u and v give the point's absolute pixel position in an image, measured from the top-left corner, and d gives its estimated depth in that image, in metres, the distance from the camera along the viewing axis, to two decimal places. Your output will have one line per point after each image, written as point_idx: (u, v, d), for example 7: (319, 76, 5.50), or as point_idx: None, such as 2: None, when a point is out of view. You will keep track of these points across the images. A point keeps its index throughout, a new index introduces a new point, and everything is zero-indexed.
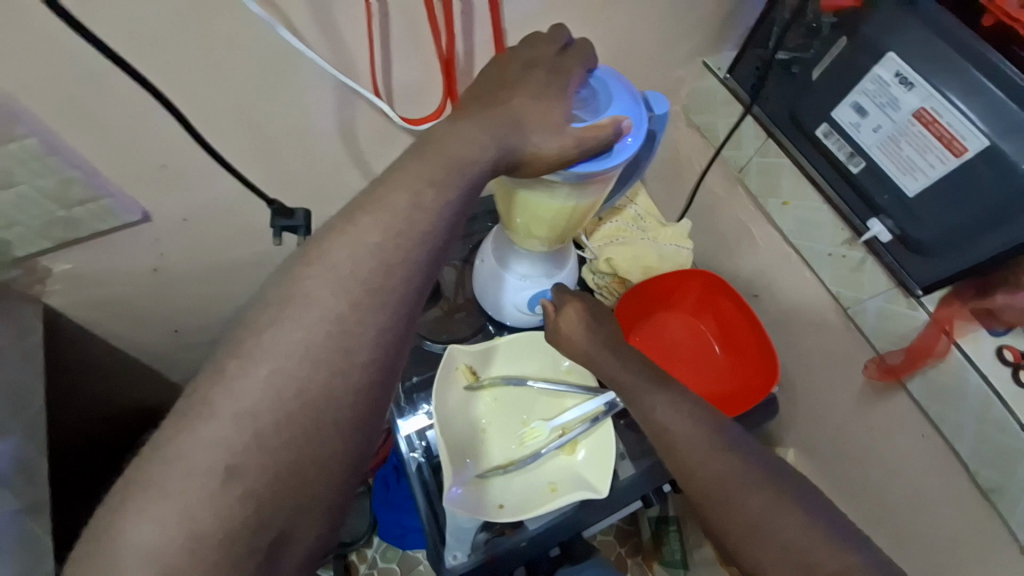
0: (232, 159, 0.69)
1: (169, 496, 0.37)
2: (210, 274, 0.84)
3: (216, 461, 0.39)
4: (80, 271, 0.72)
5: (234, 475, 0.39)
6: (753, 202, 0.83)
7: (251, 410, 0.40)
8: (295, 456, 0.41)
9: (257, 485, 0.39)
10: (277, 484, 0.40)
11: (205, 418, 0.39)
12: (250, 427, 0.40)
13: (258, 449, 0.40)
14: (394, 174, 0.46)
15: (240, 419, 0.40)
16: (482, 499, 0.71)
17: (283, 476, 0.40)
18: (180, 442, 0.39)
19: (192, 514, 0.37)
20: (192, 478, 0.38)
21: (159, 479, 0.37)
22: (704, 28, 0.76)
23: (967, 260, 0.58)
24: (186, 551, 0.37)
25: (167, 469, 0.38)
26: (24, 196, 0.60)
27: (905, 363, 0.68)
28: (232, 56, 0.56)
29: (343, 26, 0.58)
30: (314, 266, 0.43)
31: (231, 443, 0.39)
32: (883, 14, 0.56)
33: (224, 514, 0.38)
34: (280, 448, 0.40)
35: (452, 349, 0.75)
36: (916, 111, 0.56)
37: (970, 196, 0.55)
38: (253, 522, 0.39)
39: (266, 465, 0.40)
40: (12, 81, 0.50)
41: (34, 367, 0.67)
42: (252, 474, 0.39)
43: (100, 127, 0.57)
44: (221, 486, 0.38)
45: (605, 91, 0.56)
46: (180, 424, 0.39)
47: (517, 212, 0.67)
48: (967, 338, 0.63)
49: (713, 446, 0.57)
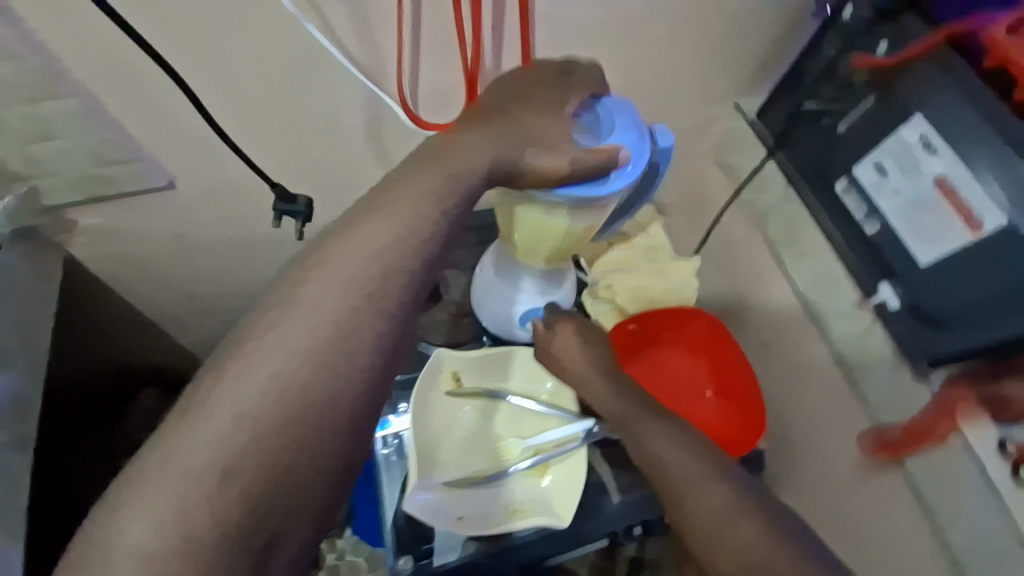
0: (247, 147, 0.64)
1: (168, 493, 0.35)
2: (230, 246, 0.79)
3: (206, 463, 0.36)
4: (106, 227, 0.70)
5: (230, 476, 0.36)
6: (768, 246, 0.77)
7: (252, 411, 0.37)
8: (295, 456, 0.38)
9: (252, 487, 0.37)
10: (274, 484, 0.37)
11: (202, 420, 0.37)
12: (248, 428, 0.37)
13: (254, 452, 0.37)
14: (395, 187, 0.41)
15: (240, 420, 0.37)
16: (440, 510, 0.59)
17: (282, 473, 0.38)
18: (181, 438, 0.36)
19: (186, 512, 0.35)
20: (186, 478, 0.35)
21: (158, 478, 0.35)
22: (741, 69, 0.73)
23: (983, 337, 0.53)
24: (182, 548, 0.34)
25: (168, 463, 0.36)
26: (63, 150, 0.57)
27: (907, 439, 0.62)
28: (268, 44, 0.53)
29: (377, 30, 0.54)
30: (315, 271, 0.40)
31: (228, 443, 0.36)
32: (918, 75, 0.53)
33: (217, 508, 0.36)
34: (281, 449, 0.38)
35: (440, 352, 0.65)
36: (937, 178, 0.54)
37: (992, 272, 0.51)
38: (248, 523, 0.36)
39: (263, 465, 0.37)
40: (62, 47, 0.48)
41: (42, 314, 0.65)
42: (249, 476, 0.37)
43: (140, 98, 0.54)
44: (218, 484, 0.36)
45: (608, 122, 0.44)
46: (181, 417, 0.37)
47: (516, 227, 0.53)
48: (973, 429, 0.58)
49: (721, 480, 0.49)
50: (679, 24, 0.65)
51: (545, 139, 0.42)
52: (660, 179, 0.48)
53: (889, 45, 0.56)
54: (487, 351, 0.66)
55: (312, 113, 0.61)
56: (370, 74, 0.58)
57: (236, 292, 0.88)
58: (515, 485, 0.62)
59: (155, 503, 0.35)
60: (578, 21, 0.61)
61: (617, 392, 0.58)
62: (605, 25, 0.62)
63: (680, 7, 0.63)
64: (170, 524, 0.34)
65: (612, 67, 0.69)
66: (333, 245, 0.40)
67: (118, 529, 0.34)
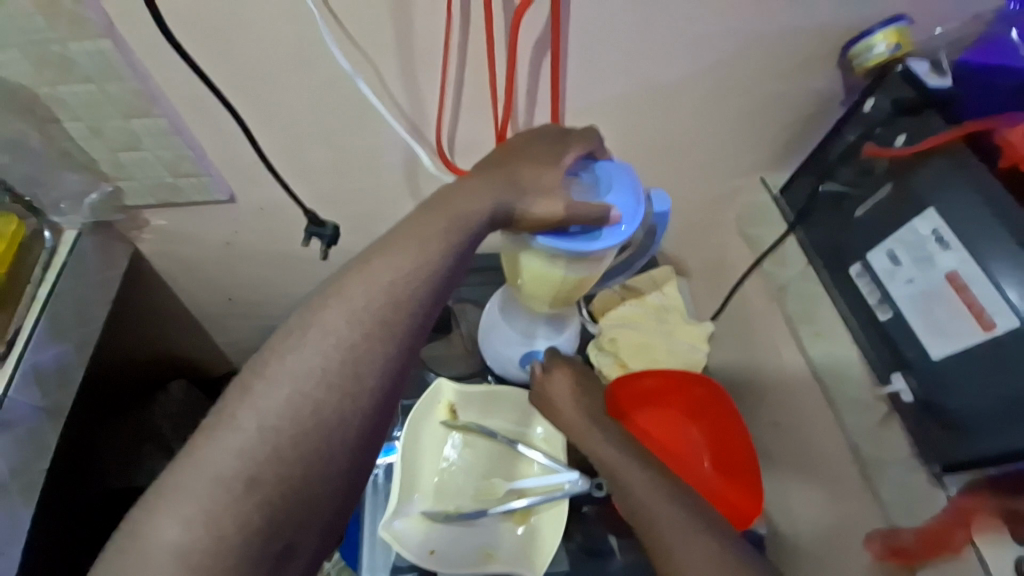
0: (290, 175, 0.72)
1: (198, 497, 0.36)
2: (272, 260, 0.87)
3: (233, 471, 0.37)
4: (169, 229, 0.78)
5: (254, 483, 0.37)
6: (786, 323, 0.76)
7: (274, 425, 0.38)
8: (310, 469, 0.39)
9: (272, 496, 0.38)
10: (294, 493, 0.39)
11: (228, 431, 0.38)
12: (271, 441, 0.38)
13: (275, 463, 0.38)
14: (412, 222, 0.44)
15: (264, 431, 0.38)
16: (414, 539, 0.59)
17: (299, 483, 0.39)
18: (209, 447, 0.38)
19: (216, 517, 0.36)
20: (215, 484, 0.37)
21: (189, 483, 0.37)
22: (769, 148, 0.76)
23: (998, 444, 0.50)
24: (211, 547, 0.36)
25: (193, 469, 0.37)
26: (145, 160, 0.66)
27: (919, 546, 0.57)
28: (327, 90, 0.61)
29: (423, 85, 0.61)
30: (332, 299, 0.41)
31: (251, 453, 0.38)
32: (934, 172, 0.55)
33: (241, 514, 0.37)
34: (297, 461, 0.39)
35: (440, 380, 0.68)
36: (949, 273, 0.54)
37: (1004, 374, 0.49)
38: (266, 529, 0.38)
39: (283, 475, 0.38)
40: (160, 76, 0.57)
41: (99, 296, 0.72)
42: (270, 483, 0.38)
43: (214, 125, 0.63)
44: (242, 491, 0.37)
45: (606, 182, 0.47)
46: (207, 428, 0.39)
47: (521, 272, 0.56)
48: (990, 542, 0.53)
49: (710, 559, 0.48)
50: (705, 100, 0.69)
51: (542, 187, 0.46)
52: (659, 237, 0.55)
53: (908, 137, 0.57)
54: (487, 388, 0.68)
55: (357, 149, 0.69)
56: (412, 124, 0.66)
57: (273, 301, 0.95)
58: (492, 526, 0.62)
59: (184, 503, 0.36)
60: (605, 92, 0.66)
61: (608, 440, 0.59)
62: (629, 97, 0.67)
63: (706, 86, 0.67)
64: (202, 522, 0.36)
65: (635, 135, 0.73)
66: (350, 276, 0.42)
67: (152, 526, 0.36)
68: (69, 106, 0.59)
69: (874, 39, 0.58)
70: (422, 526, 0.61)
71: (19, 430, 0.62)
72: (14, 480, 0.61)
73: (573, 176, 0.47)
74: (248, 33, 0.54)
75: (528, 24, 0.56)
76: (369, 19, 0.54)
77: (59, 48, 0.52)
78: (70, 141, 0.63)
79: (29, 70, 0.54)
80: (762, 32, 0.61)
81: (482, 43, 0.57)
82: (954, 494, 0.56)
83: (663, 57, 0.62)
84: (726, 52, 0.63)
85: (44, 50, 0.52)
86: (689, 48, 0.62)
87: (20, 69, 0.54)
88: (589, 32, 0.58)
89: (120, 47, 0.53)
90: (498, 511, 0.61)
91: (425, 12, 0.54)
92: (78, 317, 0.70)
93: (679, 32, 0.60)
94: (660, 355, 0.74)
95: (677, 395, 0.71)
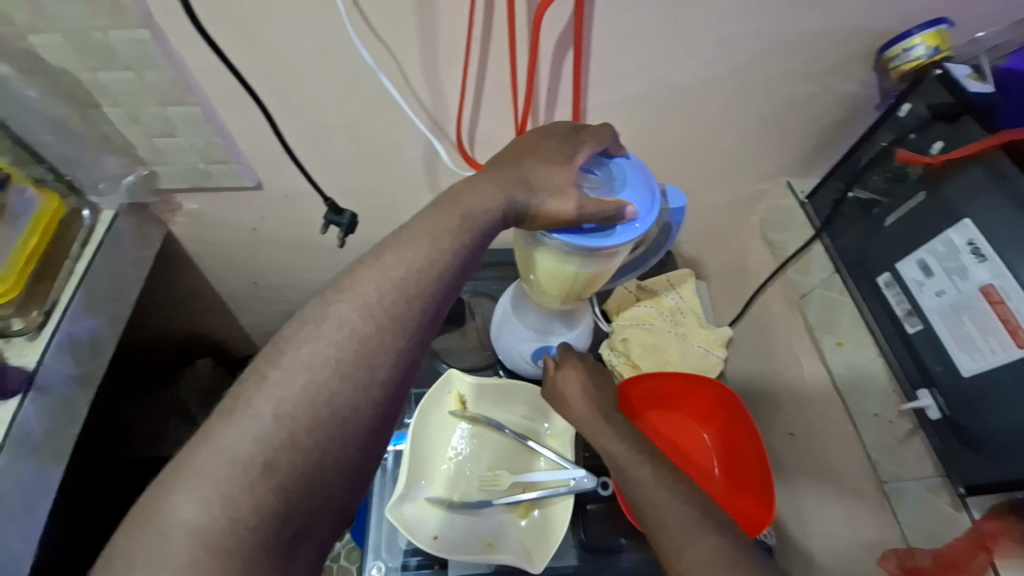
0: (312, 166, 0.74)
1: (213, 480, 0.35)
2: (295, 246, 0.89)
3: (249, 455, 0.36)
4: (200, 213, 0.81)
5: (270, 468, 0.36)
6: (807, 333, 0.75)
7: (291, 413, 0.37)
8: (325, 458, 0.38)
9: (287, 482, 0.36)
10: (308, 480, 0.37)
11: (244, 418, 0.37)
12: (286, 428, 0.37)
13: (291, 449, 0.37)
14: (426, 214, 0.44)
15: (280, 419, 0.37)
16: (418, 524, 0.60)
17: (312, 471, 0.37)
18: (224, 431, 0.36)
19: (231, 500, 0.35)
20: (232, 468, 0.35)
21: (205, 465, 0.35)
22: (798, 150, 0.75)
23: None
24: (225, 532, 0.34)
25: (210, 452, 0.36)
26: (179, 146, 0.69)
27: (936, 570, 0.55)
28: (354, 83, 0.62)
29: (445, 80, 0.62)
30: (346, 292, 0.41)
31: (267, 439, 0.36)
32: (970, 180, 0.52)
33: (256, 499, 0.35)
34: (313, 448, 0.37)
35: (451, 371, 0.69)
36: (983, 286, 0.51)
37: None
38: (282, 513, 0.36)
39: (297, 461, 0.37)
40: (195, 65, 0.59)
41: (134, 275, 0.76)
42: (286, 469, 0.36)
43: (245, 113, 0.65)
44: (258, 476, 0.36)
45: (621, 178, 0.48)
46: (223, 413, 0.37)
47: (534, 269, 0.57)
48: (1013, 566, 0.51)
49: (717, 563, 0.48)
50: (732, 100, 0.67)
51: (555, 185, 0.45)
52: (674, 234, 0.56)
53: (944, 145, 0.55)
54: (497, 382, 0.68)
55: (379, 142, 0.70)
56: (433, 121, 0.67)
57: (296, 286, 0.98)
58: (495, 517, 0.63)
59: (197, 484, 0.35)
60: (628, 91, 0.65)
61: (618, 438, 0.59)
62: (651, 96, 0.66)
63: (734, 86, 0.65)
64: (217, 505, 0.34)
65: (656, 135, 0.72)
66: (362, 269, 0.41)
67: (165, 508, 0.34)
68: (110, 91, 0.61)
69: (913, 40, 0.56)
70: (426, 513, 0.62)
71: (52, 394, 0.65)
72: (47, 441, 0.64)
73: (587, 173, 0.47)
74: (281, 28, 0.55)
75: (551, 21, 0.56)
76: (395, 15, 0.55)
77: (100, 35, 0.54)
78: (109, 125, 0.65)
79: (71, 56, 0.56)
80: (793, 33, 0.59)
81: (505, 41, 0.57)
82: (976, 517, 0.54)
83: (688, 57, 0.61)
84: (757, 52, 0.61)
85: (87, 38, 0.55)
86: (717, 47, 0.60)
87: (64, 54, 0.56)
88: (613, 30, 0.58)
89: (157, 36, 0.55)
90: (503, 503, 0.62)
91: (450, 8, 0.54)
92: (113, 293, 0.73)
93: (707, 32, 0.59)
94: (674, 358, 0.73)
95: (686, 399, 0.71)
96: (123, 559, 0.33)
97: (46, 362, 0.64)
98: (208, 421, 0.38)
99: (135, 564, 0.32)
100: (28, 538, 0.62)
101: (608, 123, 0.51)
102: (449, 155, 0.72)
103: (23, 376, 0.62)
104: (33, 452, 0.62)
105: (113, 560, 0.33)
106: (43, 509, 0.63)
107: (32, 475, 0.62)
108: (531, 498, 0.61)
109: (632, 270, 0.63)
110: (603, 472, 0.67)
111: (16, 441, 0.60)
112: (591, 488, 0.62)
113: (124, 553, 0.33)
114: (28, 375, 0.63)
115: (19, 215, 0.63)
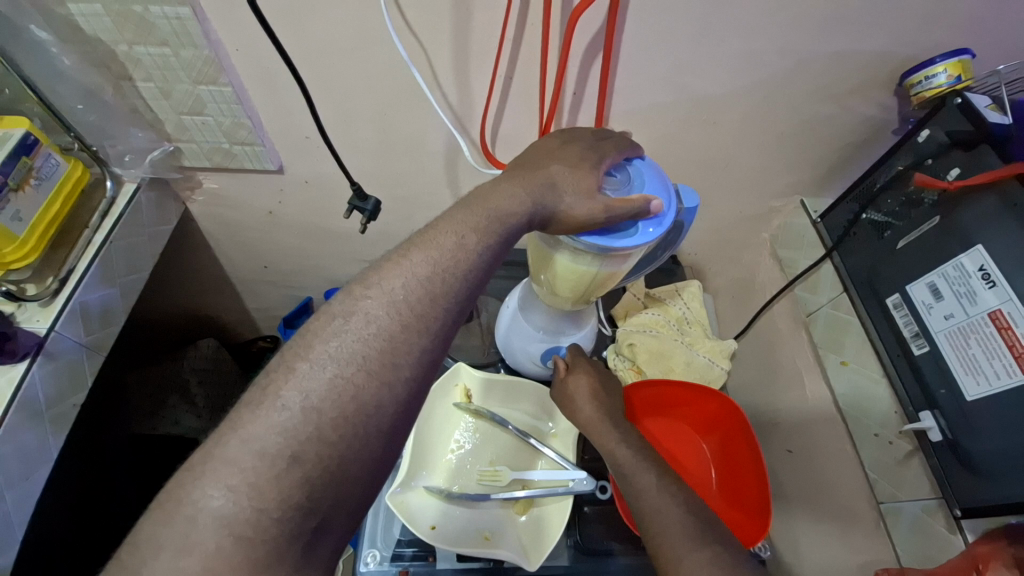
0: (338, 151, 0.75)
1: (242, 468, 0.35)
2: (310, 231, 0.91)
3: (276, 447, 0.35)
4: (219, 192, 0.82)
5: (296, 460, 0.35)
6: (811, 350, 0.76)
7: (318, 406, 0.37)
8: (351, 453, 0.37)
9: (312, 474, 0.36)
10: (333, 474, 0.36)
11: (273, 409, 0.36)
12: (313, 421, 0.36)
13: (317, 442, 0.36)
14: (454, 213, 0.45)
15: (306, 412, 0.37)
16: (416, 511, 0.60)
17: (336, 466, 0.36)
18: (253, 421, 0.36)
19: (256, 490, 0.34)
20: (259, 458, 0.35)
21: (233, 454, 0.35)
22: (811, 170, 0.77)
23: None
24: (251, 521, 0.34)
25: (238, 440, 0.35)
26: (206, 125, 0.69)
27: None
28: (387, 77, 0.63)
29: (474, 79, 0.63)
30: (372, 289, 0.41)
31: (295, 431, 0.36)
32: (983, 210, 0.53)
33: (282, 490, 0.35)
34: (338, 442, 0.37)
35: (459, 365, 0.70)
36: (992, 311, 0.52)
37: None
38: (304, 504, 0.35)
39: (323, 455, 0.36)
40: (232, 45, 0.60)
41: (153, 251, 0.79)
42: (311, 462, 0.36)
43: (278, 96, 0.66)
44: (284, 468, 0.35)
45: (638, 179, 0.50)
46: (250, 402, 0.37)
47: (547, 270, 0.58)
48: None
49: (718, 568, 0.49)
50: (752, 115, 0.69)
51: (580, 188, 0.46)
52: (686, 232, 0.57)
53: (960, 171, 0.56)
54: (502, 379, 0.69)
55: (404, 134, 0.71)
56: (457, 117, 0.69)
57: (308, 270, 1.00)
58: (493, 511, 0.63)
59: (227, 472, 0.34)
60: (650, 100, 0.67)
61: (626, 442, 0.60)
62: (674, 106, 0.68)
63: (757, 101, 0.67)
64: (243, 494, 0.34)
65: (675, 144, 0.74)
66: (388, 264, 0.42)
67: (194, 493, 0.34)
68: (143, 65, 0.61)
69: (935, 69, 0.57)
70: (424, 502, 0.62)
71: (60, 360, 0.65)
72: (49, 409, 0.64)
73: (608, 175, 0.49)
74: (322, 21, 0.57)
75: (585, 24, 0.57)
76: (430, 11, 0.56)
77: (140, 9, 0.55)
78: (140, 99, 0.66)
79: (110, 27, 0.57)
80: (816, 54, 0.61)
81: (537, 42, 0.58)
82: (971, 540, 0.54)
83: (713, 70, 0.62)
84: (780, 70, 0.62)
85: (128, 11, 0.55)
86: (743, 63, 0.62)
87: (102, 25, 0.57)
88: (643, 40, 0.59)
89: (198, 15, 0.56)
90: (500, 496, 0.62)
91: (485, 9, 0.55)
92: (128, 266, 0.75)
93: (735, 46, 0.60)
94: (678, 366, 0.74)
95: (689, 408, 0.72)
96: (150, 545, 0.32)
97: (56, 329, 0.64)
98: (235, 408, 0.37)
99: (161, 551, 0.32)
100: (24, 504, 0.62)
101: (627, 136, 0.53)
102: (471, 154, 0.74)
103: (35, 340, 0.62)
104: (36, 418, 0.62)
105: (141, 543, 0.33)
106: (40, 477, 0.63)
107: (32, 441, 0.62)
108: (528, 495, 0.61)
109: (642, 269, 0.64)
110: (602, 476, 0.67)
111: (22, 405, 0.60)
112: (590, 490, 0.61)
113: (150, 537, 0.33)
114: (39, 340, 0.62)
115: (44, 179, 0.61)
